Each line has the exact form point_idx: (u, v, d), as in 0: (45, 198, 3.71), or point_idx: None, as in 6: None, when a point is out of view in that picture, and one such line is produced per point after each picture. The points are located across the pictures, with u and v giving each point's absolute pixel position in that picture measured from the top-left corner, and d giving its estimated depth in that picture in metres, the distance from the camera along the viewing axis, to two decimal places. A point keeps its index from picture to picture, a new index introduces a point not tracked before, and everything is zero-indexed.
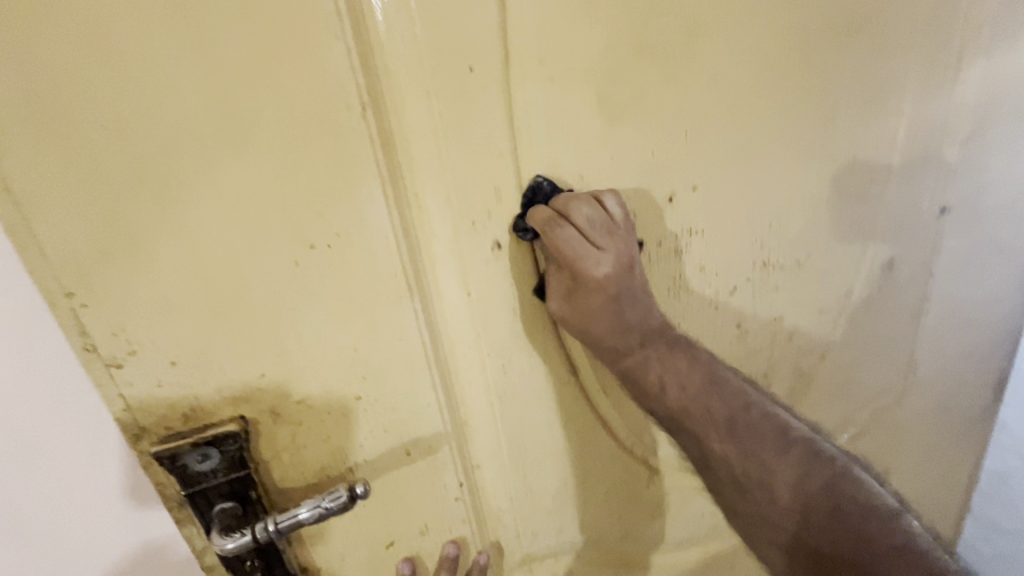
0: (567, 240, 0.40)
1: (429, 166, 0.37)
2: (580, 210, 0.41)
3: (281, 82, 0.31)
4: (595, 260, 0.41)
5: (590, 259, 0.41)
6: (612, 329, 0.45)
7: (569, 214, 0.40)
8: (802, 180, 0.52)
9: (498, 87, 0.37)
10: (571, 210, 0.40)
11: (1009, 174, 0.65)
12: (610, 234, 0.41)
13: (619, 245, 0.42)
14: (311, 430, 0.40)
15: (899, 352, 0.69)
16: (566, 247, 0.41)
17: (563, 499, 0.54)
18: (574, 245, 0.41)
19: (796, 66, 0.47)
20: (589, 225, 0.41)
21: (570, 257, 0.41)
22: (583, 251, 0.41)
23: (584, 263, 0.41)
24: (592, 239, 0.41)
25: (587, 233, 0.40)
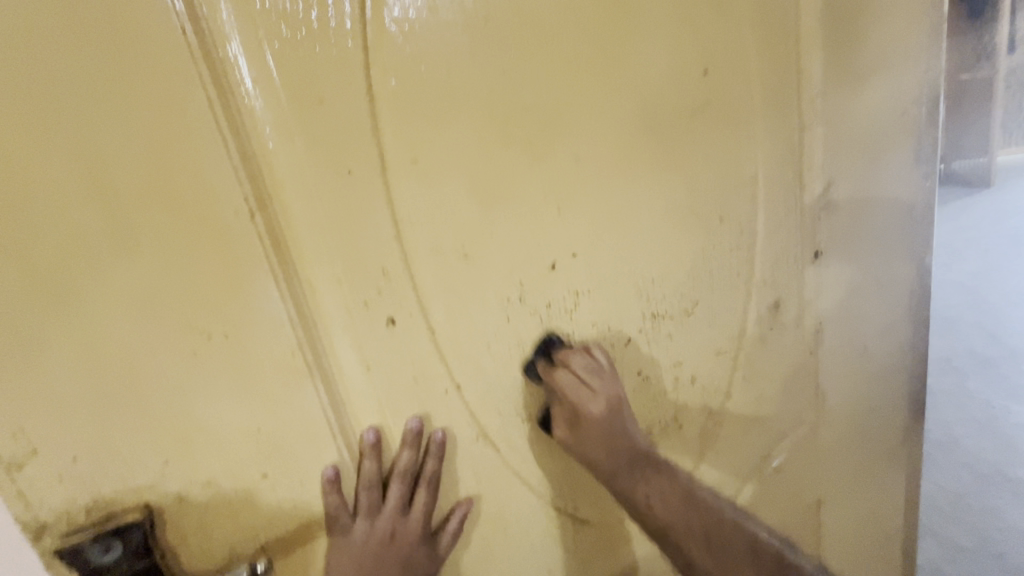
0: (565, 386, 0.51)
1: (319, 256, 0.42)
2: (580, 368, 0.51)
3: (172, 198, 0.36)
4: (597, 410, 0.51)
5: (589, 406, 0.51)
6: (596, 403, 0.51)
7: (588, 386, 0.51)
8: (677, 237, 0.58)
9: (376, 184, 0.42)
10: (568, 359, 0.51)
11: (872, 216, 0.74)
12: (602, 380, 0.52)
13: (610, 389, 0.52)
14: (219, 511, 0.42)
15: (804, 385, 0.74)
16: (566, 391, 0.51)
17: (488, 559, 0.55)
18: (574, 394, 0.51)
19: (652, 143, 0.54)
20: (586, 375, 0.51)
21: (570, 399, 0.51)
22: (579, 401, 0.51)
23: (581, 403, 0.51)
24: (589, 386, 0.51)
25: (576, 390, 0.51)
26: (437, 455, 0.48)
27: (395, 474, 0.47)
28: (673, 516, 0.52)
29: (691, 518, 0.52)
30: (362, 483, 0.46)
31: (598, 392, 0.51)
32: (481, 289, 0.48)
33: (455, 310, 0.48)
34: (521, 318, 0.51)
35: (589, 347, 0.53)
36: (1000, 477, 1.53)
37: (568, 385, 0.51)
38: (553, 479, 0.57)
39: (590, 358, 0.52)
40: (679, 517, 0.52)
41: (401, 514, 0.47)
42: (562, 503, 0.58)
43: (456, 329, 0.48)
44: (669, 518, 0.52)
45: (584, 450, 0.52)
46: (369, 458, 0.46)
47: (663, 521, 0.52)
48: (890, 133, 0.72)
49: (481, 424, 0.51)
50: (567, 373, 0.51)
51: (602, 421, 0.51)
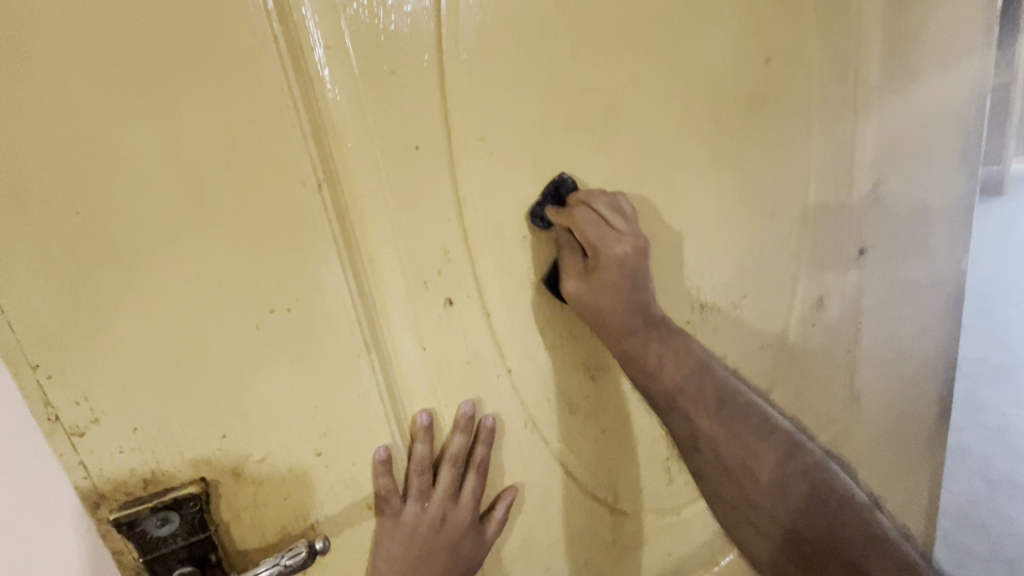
0: (584, 223, 0.45)
1: (382, 233, 0.41)
2: (603, 205, 0.46)
3: (243, 166, 0.35)
4: (619, 244, 0.45)
5: (609, 237, 0.45)
6: (620, 241, 0.46)
7: (603, 222, 0.46)
8: (729, 228, 0.57)
9: (442, 161, 0.42)
10: (591, 201, 0.46)
11: (918, 214, 0.72)
12: (626, 223, 0.46)
13: (633, 233, 0.46)
14: (273, 488, 0.41)
15: (840, 383, 0.73)
16: (585, 225, 0.45)
17: (527, 546, 0.54)
18: (596, 225, 0.45)
19: (711, 130, 0.53)
20: (608, 218, 0.46)
21: (589, 237, 0.45)
22: (601, 241, 0.45)
23: (602, 239, 0.45)
24: (613, 224, 0.46)
25: (598, 224, 0.45)
26: (486, 442, 0.48)
27: (446, 458, 0.47)
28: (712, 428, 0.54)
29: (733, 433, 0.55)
30: (414, 466, 0.45)
31: (622, 230, 0.46)
32: (537, 273, 0.48)
33: (511, 293, 0.47)
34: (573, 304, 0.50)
35: (616, 193, 0.47)
36: (1011, 484, 1.51)
37: (583, 251, 0.46)
38: (595, 468, 0.56)
39: (614, 200, 0.47)
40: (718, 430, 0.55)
41: (450, 499, 0.47)
42: (601, 492, 0.58)
43: (511, 312, 0.47)
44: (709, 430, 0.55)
45: (591, 301, 0.47)
46: (422, 441, 0.45)
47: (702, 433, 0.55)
48: (941, 130, 0.70)
49: (529, 410, 0.51)
50: (602, 203, 0.46)
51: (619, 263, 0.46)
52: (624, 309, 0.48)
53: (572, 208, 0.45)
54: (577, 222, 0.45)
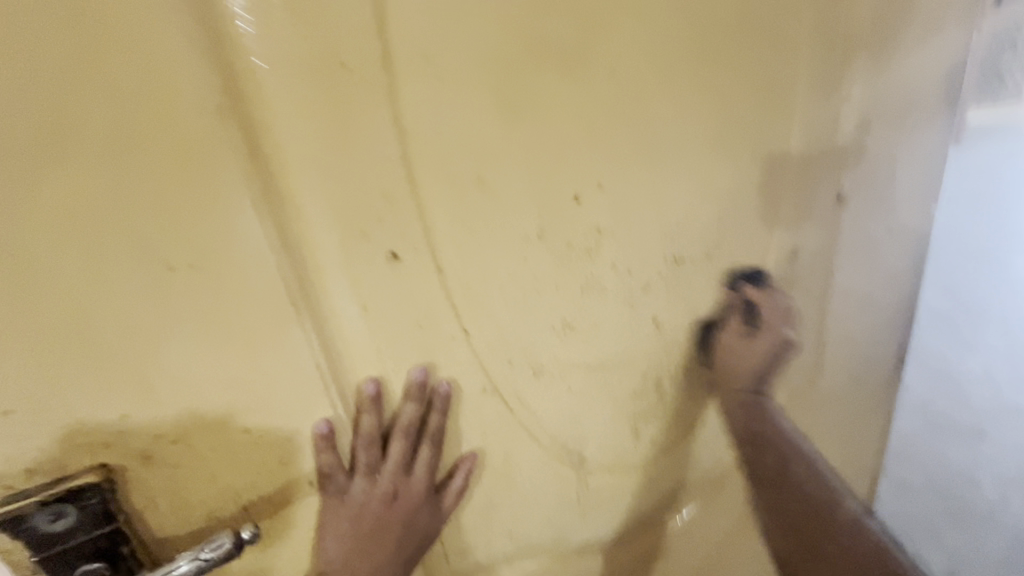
0: (722, 349, 0.62)
1: (308, 174, 0.34)
2: (728, 330, 0.61)
3: (115, 87, 0.28)
4: (736, 372, 0.63)
5: (733, 369, 0.63)
6: (734, 368, 0.63)
7: (727, 335, 0.61)
8: (707, 174, 0.52)
9: (379, 87, 0.35)
10: (721, 335, 0.61)
11: (898, 161, 0.69)
12: (739, 354, 0.62)
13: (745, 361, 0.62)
14: (194, 471, 0.36)
15: (807, 336, 0.72)
16: (723, 353, 0.62)
17: (487, 512, 0.52)
18: (725, 355, 0.62)
19: (693, 61, 0.47)
20: (731, 345, 0.62)
21: (721, 361, 0.62)
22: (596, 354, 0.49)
23: (728, 363, 0.62)
24: (736, 350, 0.62)
25: (728, 355, 0.62)
26: (441, 410, 0.44)
27: (397, 430, 0.43)
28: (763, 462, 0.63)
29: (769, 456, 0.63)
30: (361, 439, 0.41)
31: (734, 360, 0.62)
32: (497, 223, 0.42)
33: (466, 245, 0.41)
34: (538, 258, 0.45)
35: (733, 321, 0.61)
36: (950, 422, 1.59)
37: (717, 355, 0.62)
38: (561, 431, 0.53)
39: (732, 337, 0.62)
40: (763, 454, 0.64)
41: (403, 471, 0.44)
42: (568, 456, 0.55)
43: (467, 267, 0.42)
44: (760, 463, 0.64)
45: (716, 401, 0.64)
46: (369, 413, 0.41)
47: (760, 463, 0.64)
48: (930, 70, 0.66)
49: (490, 373, 0.46)
50: (727, 338, 0.61)
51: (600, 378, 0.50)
52: (709, 414, 0.65)
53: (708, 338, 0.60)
54: (717, 347, 0.61)
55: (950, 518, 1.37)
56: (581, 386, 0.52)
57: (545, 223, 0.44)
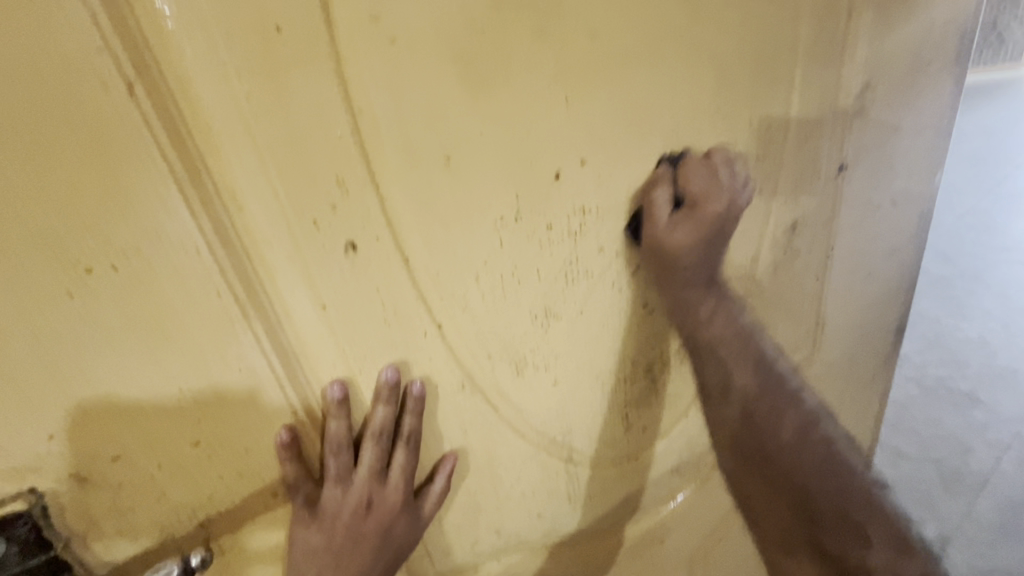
0: (659, 203, 0.47)
1: (245, 157, 0.30)
2: (695, 174, 0.48)
3: None
4: (680, 243, 0.48)
5: (673, 234, 0.47)
6: (676, 233, 0.47)
7: (657, 198, 0.47)
8: (700, 144, 0.48)
9: (322, 52, 0.30)
10: (686, 172, 0.47)
11: (903, 124, 0.65)
12: (699, 213, 0.49)
13: (692, 227, 0.49)
14: (138, 489, 0.33)
15: (805, 312, 0.69)
16: (663, 216, 0.47)
17: (472, 510, 0.49)
18: (662, 209, 0.47)
19: (684, 17, 0.42)
20: (676, 211, 0.48)
21: (659, 216, 0.47)
22: (705, 196, 0.49)
23: (673, 230, 0.47)
24: (679, 208, 0.48)
25: (667, 226, 0.47)
26: (415, 411, 0.40)
27: (368, 435, 0.39)
28: (726, 334, 0.55)
29: (741, 340, 0.56)
30: (328, 445, 0.38)
31: (685, 230, 0.48)
32: (468, 205, 0.38)
33: (434, 232, 0.37)
34: (516, 242, 0.41)
35: (658, 225, 0.47)
36: (943, 387, 1.59)
37: (677, 196, 0.48)
38: (547, 424, 0.50)
39: (667, 196, 0.47)
40: (731, 336, 0.56)
41: (376, 479, 0.40)
42: (554, 448, 0.52)
43: (437, 255, 0.38)
44: (720, 337, 0.55)
45: (667, 246, 0.48)
46: (335, 419, 0.37)
47: (714, 338, 0.55)
48: (939, 24, 0.61)
49: (467, 369, 0.43)
50: (663, 206, 0.47)
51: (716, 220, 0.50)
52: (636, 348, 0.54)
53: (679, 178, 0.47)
54: (686, 174, 0.47)
55: (939, 482, 1.38)
56: (567, 376, 0.49)
57: (523, 203, 0.40)
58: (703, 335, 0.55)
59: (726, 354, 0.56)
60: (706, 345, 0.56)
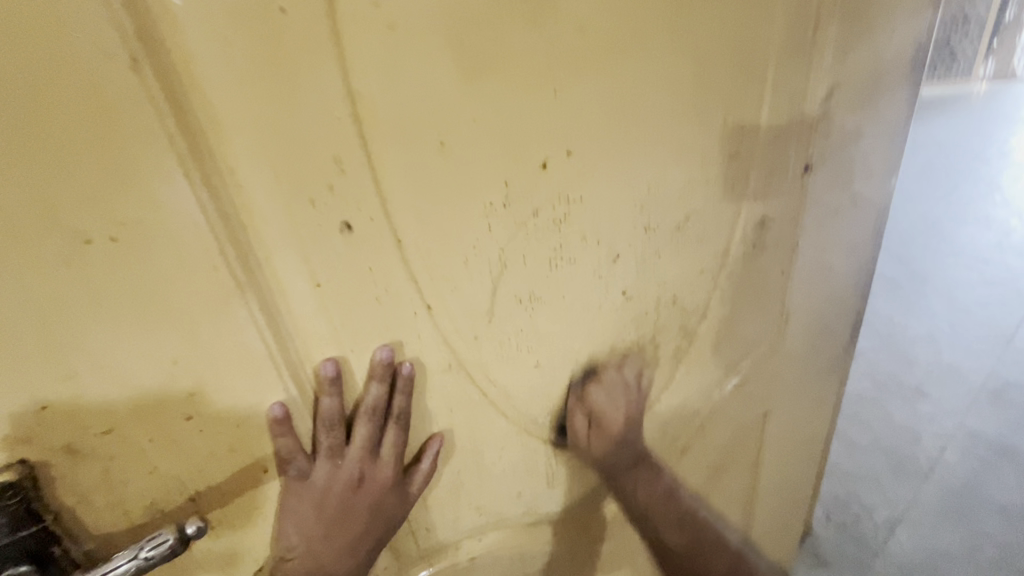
0: (598, 403, 0.56)
1: (246, 134, 0.31)
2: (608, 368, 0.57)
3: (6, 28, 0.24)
4: (617, 422, 0.58)
5: (613, 416, 0.58)
6: (615, 416, 0.58)
7: (602, 375, 0.56)
8: (678, 140, 0.51)
9: (323, 34, 0.31)
10: (587, 396, 0.56)
11: (864, 129, 0.69)
12: (624, 397, 0.59)
13: (623, 404, 0.58)
14: (130, 462, 0.33)
15: (771, 305, 0.73)
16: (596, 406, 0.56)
17: (455, 489, 0.51)
18: (600, 408, 0.57)
19: (667, 18, 0.44)
20: (609, 384, 0.57)
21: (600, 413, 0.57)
22: (606, 408, 0.57)
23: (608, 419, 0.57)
24: (615, 402, 0.58)
25: (608, 402, 0.57)
26: (406, 392, 0.42)
27: (361, 413, 0.41)
28: (653, 502, 0.63)
29: (663, 502, 0.64)
30: (322, 422, 0.39)
31: (621, 404, 0.58)
32: (460, 190, 0.39)
33: (426, 216, 0.38)
34: (503, 228, 0.43)
35: (586, 397, 0.56)
36: (895, 382, 1.68)
37: (592, 393, 0.56)
38: (529, 406, 0.52)
39: (606, 389, 0.57)
40: (630, 452, 0.61)
41: (368, 456, 0.42)
42: (535, 430, 0.54)
43: (428, 237, 0.39)
44: (650, 500, 0.63)
45: (598, 447, 0.59)
46: (329, 396, 0.39)
47: (643, 504, 0.63)
48: (898, 36, 0.65)
49: (455, 350, 0.44)
50: (597, 392, 0.56)
51: (627, 384, 0.59)
52: (644, 497, 0.63)
53: (588, 387, 0.56)
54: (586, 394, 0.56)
55: (889, 470, 1.46)
56: (549, 359, 0.51)
57: (511, 191, 0.42)
58: (634, 504, 0.63)
59: (676, 539, 0.64)
60: (640, 514, 0.64)
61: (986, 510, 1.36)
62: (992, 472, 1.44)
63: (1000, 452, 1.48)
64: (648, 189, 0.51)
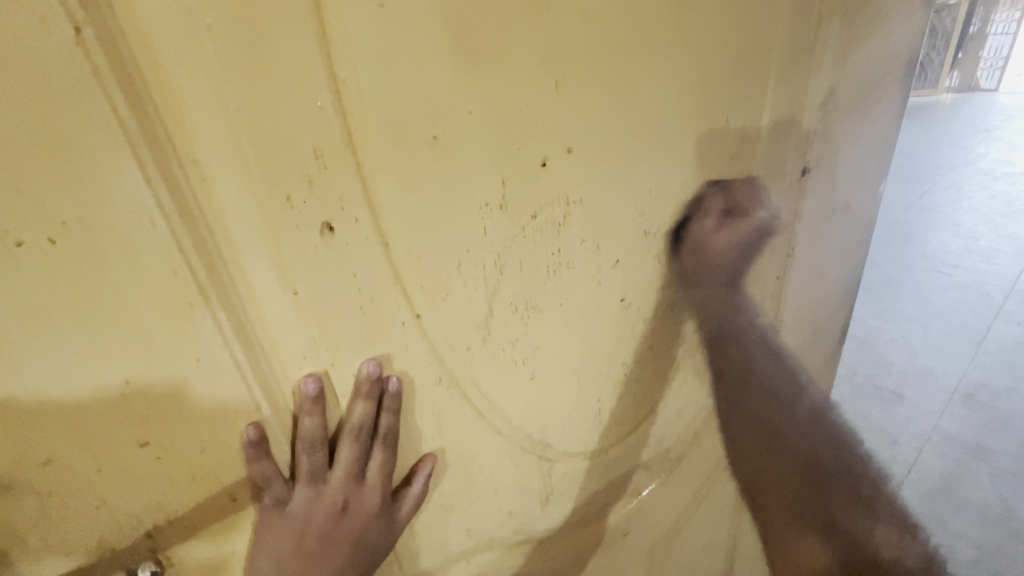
0: (700, 231, 0.55)
1: (212, 121, 0.27)
2: (714, 206, 0.55)
3: None
4: (720, 246, 0.57)
5: (716, 244, 0.57)
6: (722, 238, 0.57)
7: (706, 210, 0.55)
8: (681, 139, 0.48)
9: (302, 9, 0.27)
10: (704, 216, 0.54)
11: (859, 133, 0.68)
12: (726, 232, 0.57)
13: (727, 237, 0.58)
14: (76, 494, 0.29)
15: (766, 311, 0.71)
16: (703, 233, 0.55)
17: (443, 510, 0.47)
18: (705, 237, 0.56)
19: (672, 10, 0.42)
20: (721, 223, 0.56)
21: (702, 240, 0.56)
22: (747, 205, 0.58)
23: (711, 242, 0.56)
24: (740, 206, 0.57)
25: (712, 238, 0.56)
26: (393, 410, 0.38)
27: (345, 432, 0.37)
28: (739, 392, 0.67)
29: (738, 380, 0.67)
30: (302, 444, 0.35)
31: (721, 242, 0.58)
32: (453, 188, 0.36)
33: (417, 216, 0.35)
34: (500, 230, 0.39)
35: (707, 201, 0.54)
36: (873, 385, 1.70)
37: (699, 234, 0.55)
38: (523, 420, 0.49)
39: (716, 216, 0.56)
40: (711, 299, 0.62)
41: (353, 480, 0.38)
42: (529, 445, 0.51)
43: (417, 239, 0.35)
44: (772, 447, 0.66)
45: (701, 255, 0.56)
46: (309, 416, 0.35)
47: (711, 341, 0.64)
48: (895, 40, 0.64)
49: (447, 362, 0.41)
50: (710, 219, 0.55)
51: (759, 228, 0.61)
52: (712, 300, 0.61)
53: (709, 199, 0.54)
54: (701, 208, 0.54)
55: (870, 473, 1.47)
56: (544, 370, 0.48)
57: (509, 190, 0.38)
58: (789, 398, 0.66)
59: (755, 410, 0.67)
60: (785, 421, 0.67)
61: (962, 511, 1.38)
62: (967, 474, 1.45)
63: (975, 454, 1.49)
64: (648, 191, 0.48)
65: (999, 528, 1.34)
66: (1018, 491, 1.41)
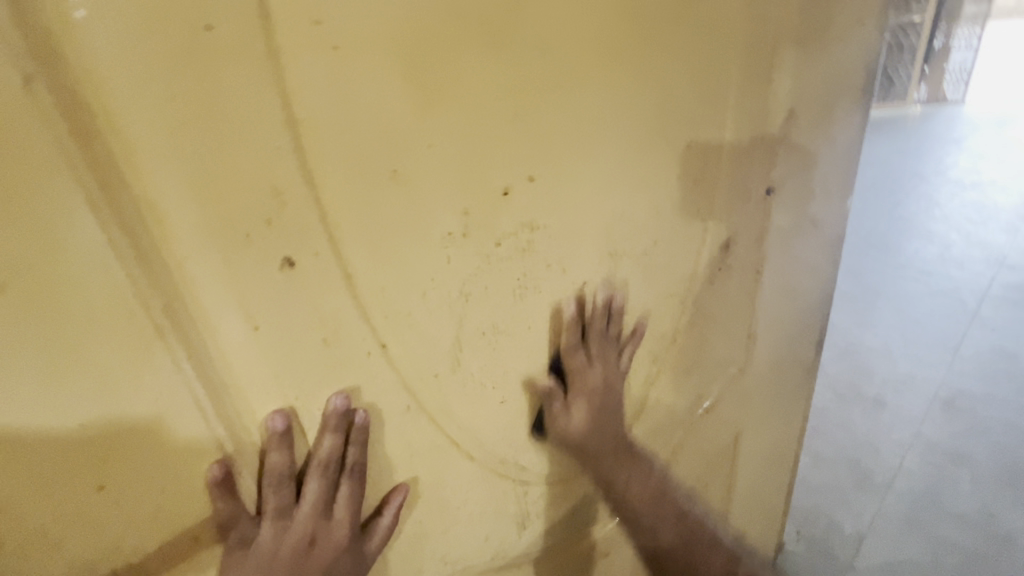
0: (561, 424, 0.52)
1: (169, 163, 0.27)
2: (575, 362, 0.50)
3: None
4: (576, 427, 0.53)
5: (571, 422, 0.53)
6: (573, 419, 0.53)
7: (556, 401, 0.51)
8: (642, 163, 0.50)
9: (257, 54, 0.28)
10: (562, 420, 0.52)
11: (820, 152, 0.70)
12: (583, 393, 0.52)
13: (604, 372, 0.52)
14: (29, 541, 0.28)
15: (738, 327, 0.72)
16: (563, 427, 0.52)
17: (416, 540, 0.47)
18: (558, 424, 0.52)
19: (627, 43, 0.43)
20: (586, 386, 0.52)
21: (575, 435, 0.53)
22: (579, 374, 0.51)
23: (564, 426, 0.52)
24: (569, 417, 0.52)
25: (575, 426, 0.53)
26: (361, 442, 0.38)
27: (313, 468, 0.37)
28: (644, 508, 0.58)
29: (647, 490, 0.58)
30: (268, 480, 0.35)
31: (585, 416, 0.53)
32: (414, 221, 0.36)
33: (377, 249, 0.35)
34: (463, 259, 0.40)
35: (566, 410, 0.52)
36: (855, 394, 1.73)
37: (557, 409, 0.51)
38: (495, 446, 0.49)
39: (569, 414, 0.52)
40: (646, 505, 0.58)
41: (322, 516, 0.38)
42: (503, 470, 0.51)
43: (379, 270, 0.36)
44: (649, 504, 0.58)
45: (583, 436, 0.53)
46: (276, 451, 0.35)
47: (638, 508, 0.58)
48: (848, 64, 0.67)
49: (415, 391, 0.41)
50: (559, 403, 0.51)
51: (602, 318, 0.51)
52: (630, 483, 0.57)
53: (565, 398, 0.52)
54: (552, 413, 0.51)
55: (854, 482, 1.48)
56: (515, 394, 0.48)
57: (471, 219, 0.39)
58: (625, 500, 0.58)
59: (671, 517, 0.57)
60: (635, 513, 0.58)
61: (945, 518, 1.39)
62: (949, 480, 1.47)
63: (955, 460, 1.51)
64: (612, 215, 0.49)
65: (981, 533, 1.35)
66: (998, 495, 1.43)
